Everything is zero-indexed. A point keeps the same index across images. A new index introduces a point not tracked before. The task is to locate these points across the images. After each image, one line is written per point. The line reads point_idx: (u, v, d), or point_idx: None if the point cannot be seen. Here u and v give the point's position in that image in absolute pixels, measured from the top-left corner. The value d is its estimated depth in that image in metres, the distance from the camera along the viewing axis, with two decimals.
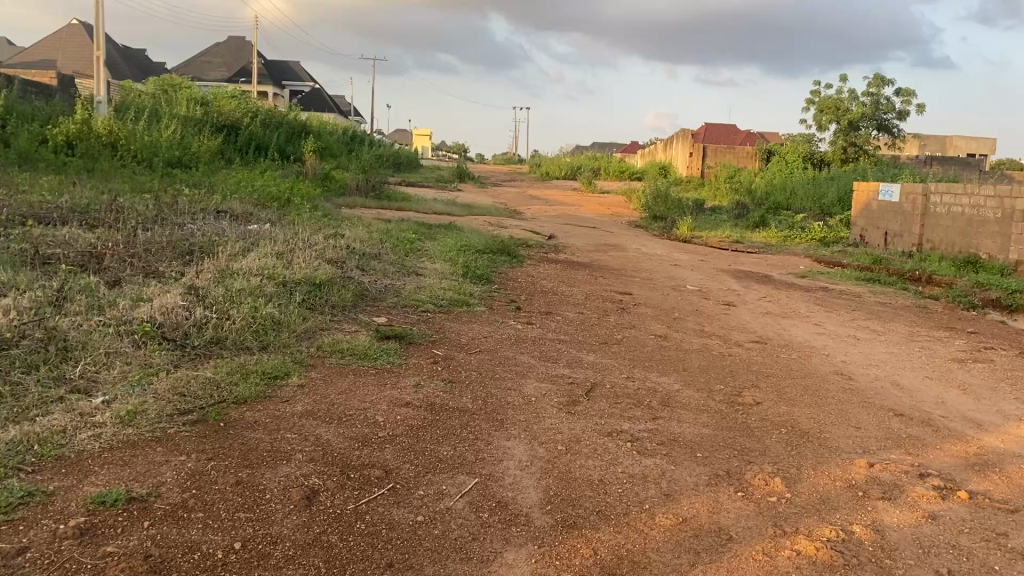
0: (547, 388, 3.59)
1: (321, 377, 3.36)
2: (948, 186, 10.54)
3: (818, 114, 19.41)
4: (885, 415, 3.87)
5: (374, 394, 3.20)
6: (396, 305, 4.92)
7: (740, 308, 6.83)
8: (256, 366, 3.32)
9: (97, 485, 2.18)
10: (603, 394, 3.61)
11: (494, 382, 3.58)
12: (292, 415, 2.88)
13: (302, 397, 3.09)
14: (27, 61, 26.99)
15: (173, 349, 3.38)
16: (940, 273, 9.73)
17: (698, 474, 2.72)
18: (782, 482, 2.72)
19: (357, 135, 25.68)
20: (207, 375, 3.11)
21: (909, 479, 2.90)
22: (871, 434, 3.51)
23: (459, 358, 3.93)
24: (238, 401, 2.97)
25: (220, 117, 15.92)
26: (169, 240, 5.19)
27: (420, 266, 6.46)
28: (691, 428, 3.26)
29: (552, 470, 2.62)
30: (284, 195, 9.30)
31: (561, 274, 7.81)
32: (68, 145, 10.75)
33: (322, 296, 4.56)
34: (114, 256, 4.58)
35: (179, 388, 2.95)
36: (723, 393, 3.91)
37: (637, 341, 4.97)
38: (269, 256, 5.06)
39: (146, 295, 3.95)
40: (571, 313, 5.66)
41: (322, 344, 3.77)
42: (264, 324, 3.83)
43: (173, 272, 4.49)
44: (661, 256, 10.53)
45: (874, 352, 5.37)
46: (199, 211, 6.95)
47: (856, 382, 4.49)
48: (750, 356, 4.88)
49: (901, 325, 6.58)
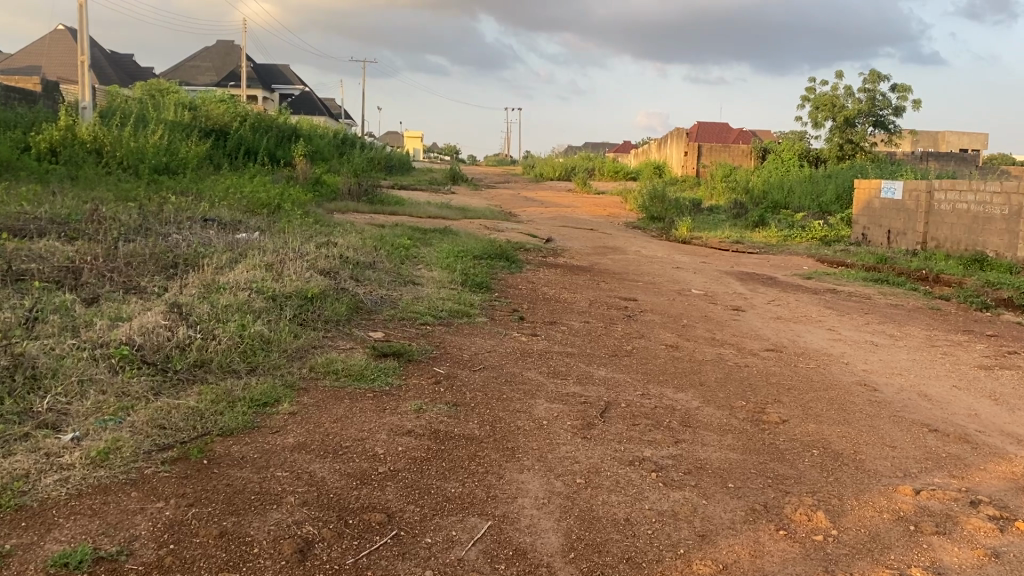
0: (559, 409, 3.33)
1: (315, 403, 3.09)
2: (952, 183, 10.28)
3: (813, 111, 19.19)
4: (919, 431, 3.61)
5: (372, 422, 2.94)
6: (392, 318, 4.66)
7: (748, 313, 6.56)
8: (243, 393, 3.06)
9: (59, 543, 1.92)
10: (619, 415, 3.34)
11: (501, 403, 3.33)
12: (283, 449, 2.62)
13: (294, 427, 2.83)
14: (12, 67, 26.77)
15: (153, 374, 3.12)
16: (948, 271, 9.48)
17: (733, 509, 2.46)
18: (826, 516, 2.46)
19: (348, 139, 25.41)
20: (188, 404, 2.85)
21: (960, 508, 2.63)
22: (909, 455, 3.24)
23: (463, 376, 3.67)
24: (223, 433, 2.70)
25: (209, 121, 15.65)
26: (152, 253, 4.91)
27: (417, 274, 6.19)
28: (718, 453, 3.00)
29: (572, 509, 2.36)
30: (275, 202, 9.04)
31: (564, 279, 7.55)
32: (51, 152, 10.50)
33: (314, 310, 4.31)
34: (93, 271, 4.31)
35: (159, 421, 2.69)
36: (746, 410, 3.65)
37: (648, 352, 4.70)
38: (259, 268, 4.79)
39: (126, 315, 3.68)
40: (576, 322, 5.40)
41: (315, 364, 3.50)
42: (253, 343, 3.56)
43: (155, 287, 4.23)
44: (662, 259, 10.24)
45: (896, 359, 5.12)
46: (185, 220, 6.69)
47: (881, 393, 4.25)
48: (767, 367, 4.63)
49: (917, 329, 6.31)
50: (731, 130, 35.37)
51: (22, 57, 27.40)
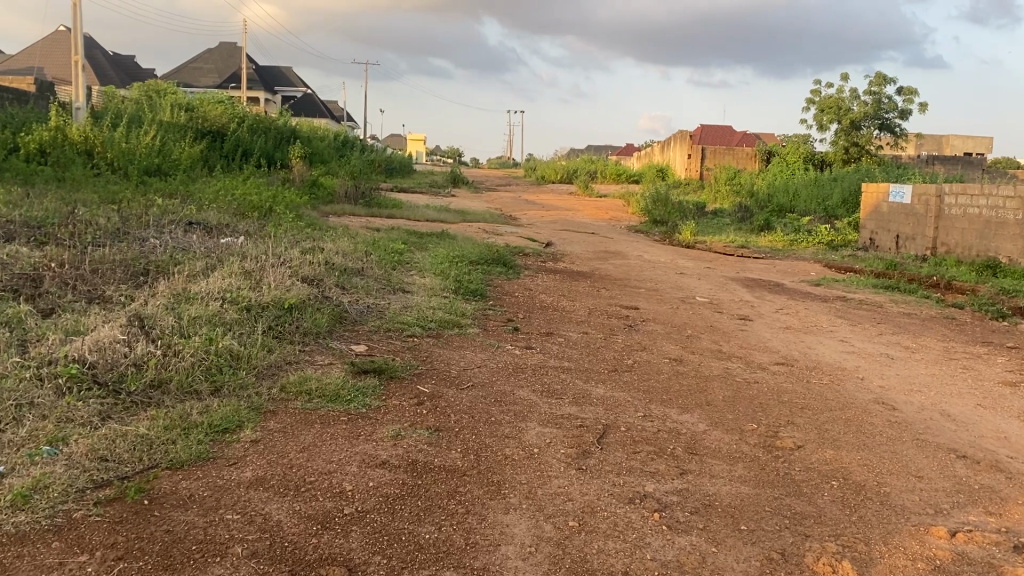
0: (552, 435, 3.02)
1: (281, 429, 2.79)
2: (963, 186, 9.97)
3: (818, 114, 18.89)
4: (946, 458, 3.29)
5: (343, 451, 2.63)
6: (377, 329, 4.37)
7: (755, 323, 6.25)
8: (201, 418, 2.76)
9: None
10: (618, 441, 3.04)
11: (489, 427, 3.02)
12: (238, 486, 2.32)
13: (253, 458, 2.53)
14: (9, 69, 26.58)
15: (103, 397, 2.82)
16: (960, 278, 9.17)
17: (746, 558, 2.16)
18: (853, 566, 2.16)
19: (347, 141, 25.08)
20: (138, 431, 2.56)
21: (1002, 555, 2.32)
22: (938, 487, 2.94)
23: (449, 396, 3.37)
24: (172, 466, 2.41)
25: (206, 122, 15.35)
26: (123, 258, 4.61)
27: (408, 282, 5.88)
28: (728, 487, 2.70)
29: (562, 559, 2.07)
30: (267, 204, 8.73)
31: (562, 286, 7.26)
32: (40, 153, 10.16)
33: (292, 322, 4.01)
34: (55, 280, 4.03)
35: (99, 451, 2.39)
36: (758, 435, 3.34)
37: (651, 367, 4.40)
38: (236, 275, 4.49)
39: (84, 328, 3.37)
40: (574, 333, 5.09)
41: (287, 384, 3.20)
42: (219, 359, 3.26)
43: (120, 297, 3.94)
44: (665, 264, 9.92)
45: (914, 374, 4.81)
46: (167, 223, 6.38)
47: (900, 413, 3.94)
48: (777, 383, 4.32)
49: (933, 340, 5.99)
50: (733, 134, 35.08)
51: (21, 57, 27.21)
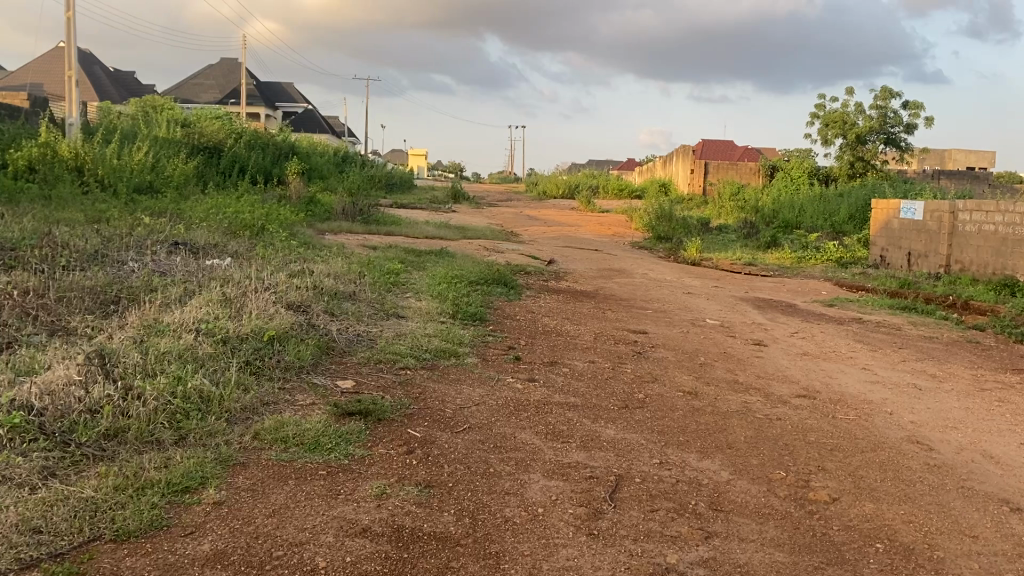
0: (558, 490, 2.67)
1: (251, 488, 2.45)
2: (978, 202, 9.62)
3: (823, 129, 18.58)
4: (999, 512, 2.94)
5: (319, 515, 2.29)
6: (367, 361, 4.03)
7: (770, 349, 5.90)
8: (159, 473, 2.42)
9: None
10: (633, 496, 2.69)
11: (486, 482, 2.67)
12: (191, 564, 1.98)
13: (214, 526, 2.18)
14: (9, 86, 26.39)
15: (49, 450, 2.48)
16: (978, 297, 8.81)
17: None
18: None
19: (347, 156, 24.81)
20: (83, 494, 2.22)
21: None
22: (996, 550, 2.58)
23: (442, 442, 3.02)
24: (117, 538, 2.07)
25: (202, 138, 15.03)
26: (95, 284, 4.28)
27: (403, 306, 5.54)
28: (759, 554, 2.35)
29: None
30: (259, 222, 8.39)
31: (566, 308, 6.92)
32: (29, 170, 9.84)
33: (273, 356, 3.68)
34: (15, 310, 3.70)
35: (33, 521, 2.05)
36: (786, 485, 2.99)
37: (664, 402, 4.05)
38: (214, 302, 4.17)
39: (38, 367, 3.04)
40: (580, 363, 4.74)
41: (261, 430, 2.86)
42: (186, 404, 2.92)
43: (85, 329, 3.61)
44: (672, 284, 9.56)
45: (947, 408, 4.46)
46: (148, 244, 6.05)
47: (939, 455, 3.59)
48: (802, 420, 3.97)
49: (961, 368, 5.63)
50: (734, 149, 34.79)
51: (21, 74, 27.03)
